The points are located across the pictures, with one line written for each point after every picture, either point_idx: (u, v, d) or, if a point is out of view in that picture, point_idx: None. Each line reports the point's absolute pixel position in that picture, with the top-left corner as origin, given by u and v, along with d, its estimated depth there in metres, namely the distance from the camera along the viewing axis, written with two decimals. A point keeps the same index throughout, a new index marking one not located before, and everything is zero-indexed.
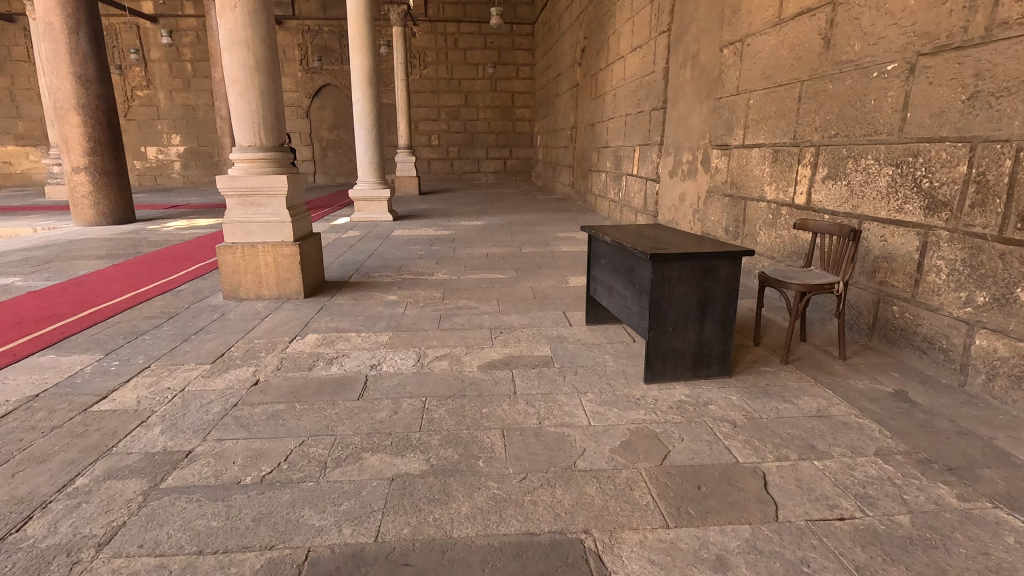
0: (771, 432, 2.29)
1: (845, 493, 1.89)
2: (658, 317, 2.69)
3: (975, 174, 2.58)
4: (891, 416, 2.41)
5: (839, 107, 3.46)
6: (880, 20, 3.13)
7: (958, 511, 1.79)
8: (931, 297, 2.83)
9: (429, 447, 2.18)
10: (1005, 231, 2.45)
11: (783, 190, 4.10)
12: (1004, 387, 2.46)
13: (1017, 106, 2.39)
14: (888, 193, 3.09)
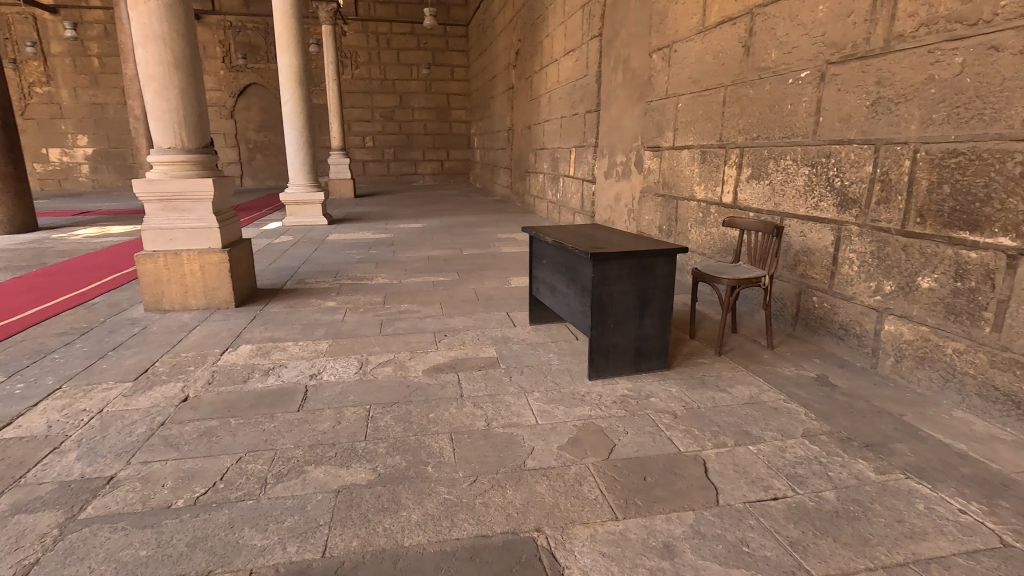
0: (709, 421, 2.40)
1: (778, 475, 2.00)
2: (600, 315, 2.76)
3: (880, 173, 2.81)
4: (816, 400, 2.58)
5: (760, 111, 3.68)
6: (794, 30, 3.35)
7: (877, 483, 1.94)
8: (845, 288, 3.05)
9: (376, 456, 2.13)
10: (907, 225, 2.68)
11: (711, 190, 4.31)
12: (909, 368, 2.69)
13: (913, 111, 2.62)
14: (806, 192, 3.31)
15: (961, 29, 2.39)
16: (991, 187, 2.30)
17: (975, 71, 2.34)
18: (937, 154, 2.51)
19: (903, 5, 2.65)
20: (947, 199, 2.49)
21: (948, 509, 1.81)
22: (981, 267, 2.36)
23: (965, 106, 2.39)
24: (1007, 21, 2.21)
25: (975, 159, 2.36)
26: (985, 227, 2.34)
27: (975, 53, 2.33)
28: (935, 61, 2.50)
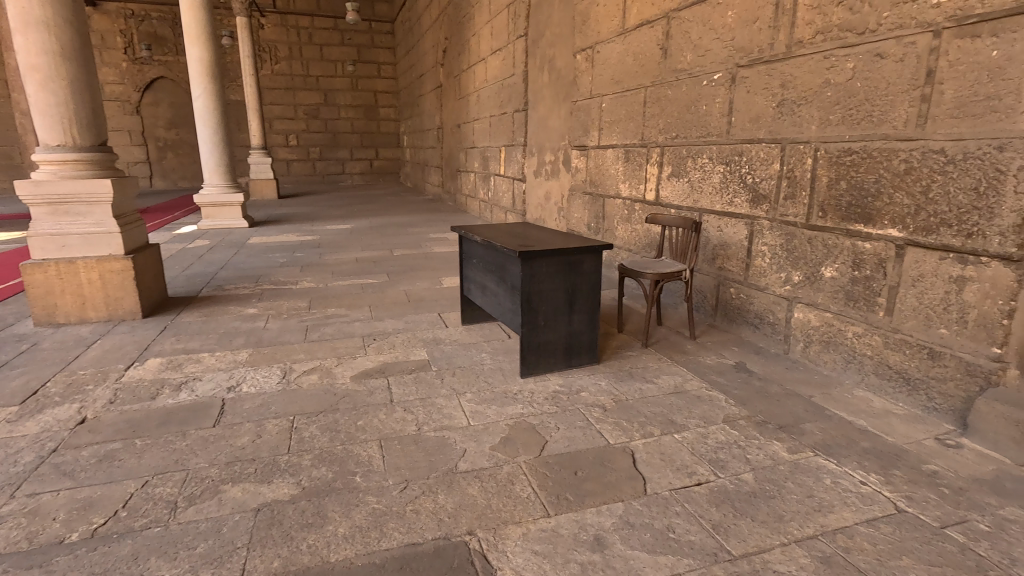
0: (636, 412, 2.47)
1: (701, 460, 2.09)
2: (530, 312, 2.77)
3: (786, 170, 2.99)
4: (734, 386, 2.72)
5: (677, 111, 3.83)
6: (706, 35, 3.51)
7: (789, 462, 2.07)
8: (759, 279, 3.23)
9: (300, 469, 2.03)
10: (811, 219, 2.87)
11: (635, 188, 4.44)
12: (816, 351, 2.89)
13: (813, 113, 2.81)
14: (721, 188, 3.48)
15: (851, 37, 2.58)
16: (880, 183, 2.51)
17: (864, 76, 2.54)
18: (835, 152, 2.71)
19: (801, 13, 2.84)
20: (844, 194, 2.69)
21: (852, 482, 1.95)
22: (874, 257, 2.56)
23: (857, 108, 2.58)
24: (889, 31, 2.41)
25: (866, 157, 2.56)
26: (877, 219, 2.54)
27: (864, 59, 2.53)
28: (830, 66, 2.69)
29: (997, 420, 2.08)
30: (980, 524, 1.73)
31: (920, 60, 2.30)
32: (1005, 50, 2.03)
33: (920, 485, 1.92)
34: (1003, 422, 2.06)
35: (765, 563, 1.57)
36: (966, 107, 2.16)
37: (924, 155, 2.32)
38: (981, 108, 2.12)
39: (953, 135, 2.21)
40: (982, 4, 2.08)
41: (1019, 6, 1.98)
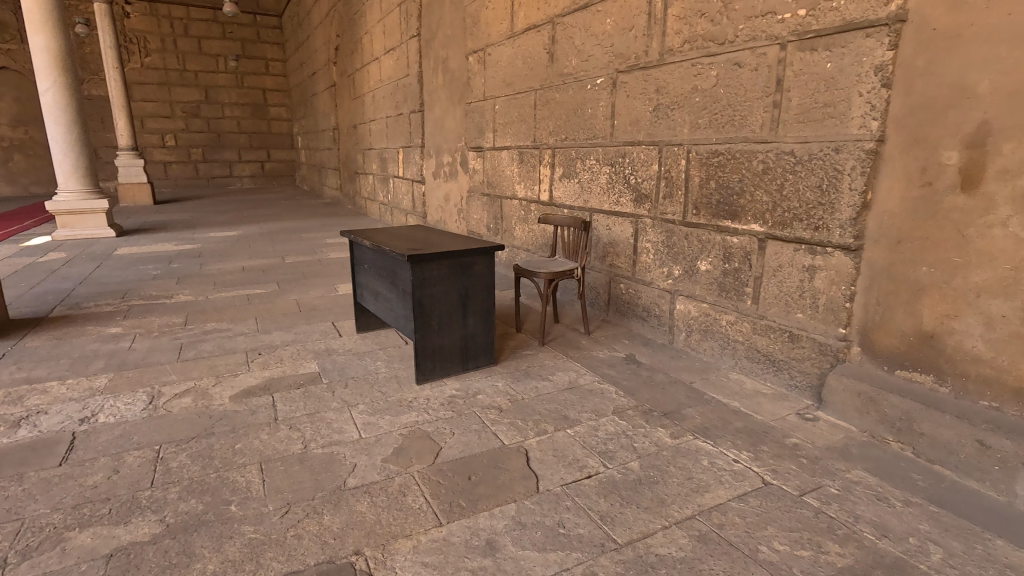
0: (531, 410, 2.50)
1: (591, 453, 2.15)
2: (423, 317, 2.71)
3: (664, 171, 3.17)
4: (624, 378, 2.83)
5: (565, 114, 3.94)
6: (588, 40, 3.63)
7: (672, 447, 2.18)
8: (644, 274, 3.40)
9: (165, 504, 1.83)
10: (687, 216, 3.06)
11: (530, 189, 4.51)
12: (697, 340, 3.09)
13: (684, 117, 2.99)
14: (608, 189, 3.62)
15: (714, 47, 2.78)
16: (743, 182, 2.72)
17: (726, 83, 2.74)
18: (704, 154, 2.90)
19: (670, 23, 3.02)
20: (713, 193, 2.89)
21: (726, 460, 2.10)
22: (741, 250, 2.78)
23: (721, 113, 2.79)
24: (745, 42, 2.63)
25: (730, 159, 2.77)
26: (742, 215, 2.75)
27: (725, 68, 2.74)
28: (697, 73, 2.89)
29: (843, 392, 2.33)
30: (831, 488, 1.93)
31: (771, 69, 2.53)
32: (837, 63, 2.28)
33: (783, 458, 2.11)
34: (849, 394, 2.31)
35: (647, 548, 1.64)
36: (809, 113, 2.40)
37: (777, 156, 2.54)
38: (820, 114, 2.36)
39: (799, 138, 2.44)
40: (817, 21, 2.32)
41: (845, 24, 2.23)
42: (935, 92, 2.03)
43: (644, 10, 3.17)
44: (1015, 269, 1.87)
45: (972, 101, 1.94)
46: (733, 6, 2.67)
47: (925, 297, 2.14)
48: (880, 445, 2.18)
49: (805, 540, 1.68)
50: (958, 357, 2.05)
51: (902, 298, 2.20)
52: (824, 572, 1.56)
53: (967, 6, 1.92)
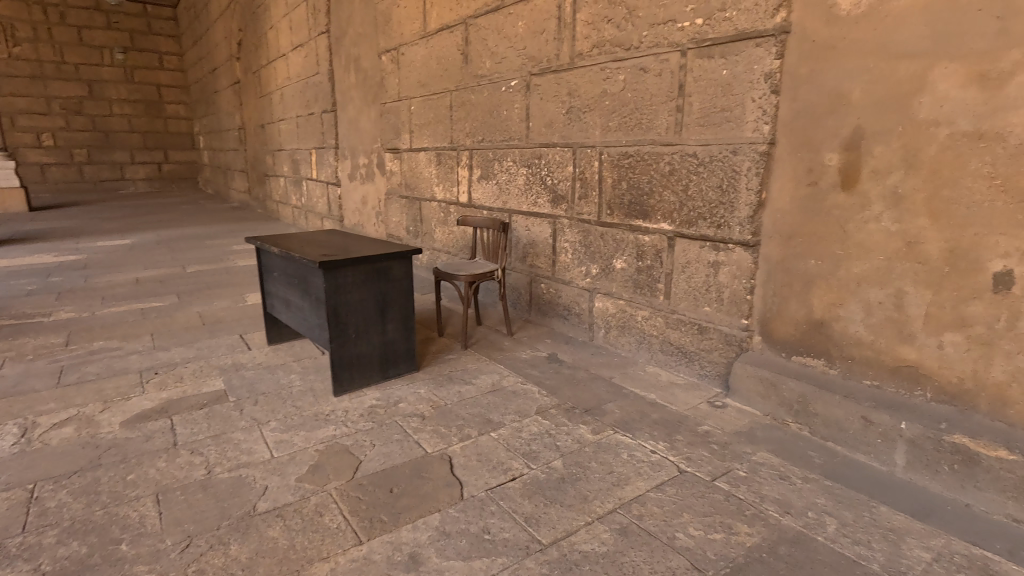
0: (455, 416, 2.46)
1: (515, 455, 2.15)
2: (338, 326, 2.60)
3: (578, 172, 3.24)
4: (547, 377, 2.86)
5: (481, 115, 3.93)
6: (501, 42, 3.64)
7: (593, 443, 2.23)
8: (563, 273, 3.46)
9: (39, 551, 1.62)
10: (601, 216, 3.14)
11: (449, 191, 4.46)
12: (615, 336, 3.18)
13: (596, 119, 3.07)
14: (526, 190, 3.65)
15: (620, 52, 2.88)
16: (652, 183, 2.83)
17: (633, 87, 2.84)
18: (615, 156, 2.99)
19: (579, 28, 3.09)
20: (625, 193, 2.98)
21: (644, 452, 2.17)
22: (653, 248, 2.89)
23: (629, 116, 2.89)
24: (649, 48, 2.73)
25: (639, 160, 2.87)
26: (652, 215, 2.86)
27: (631, 72, 2.83)
28: (606, 77, 2.97)
29: (748, 379, 2.48)
30: (740, 471, 2.04)
31: (673, 75, 2.65)
32: (731, 70, 2.42)
33: (696, 445, 2.21)
34: (752, 380, 2.46)
35: (571, 546, 1.66)
36: (708, 117, 2.54)
37: (682, 158, 2.67)
38: (719, 118, 2.50)
39: (701, 141, 2.58)
40: (713, 30, 2.46)
41: (738, 33, 2.37)
42: (817, 99, 2.20)
43: (554, 14, 3.22)
44: (887, 260, 2.07)
45: (847, 107, 2.12)
46: (637, 14, 2.77)
47: (814, 288, 2.32)
48: (781, 427, 2.34)
49: (717, 524, 1.76)
50: (844, 341, 2.24)
51: (795, 289, 2.38)
52: (735, 552, 1.64)
53: (840, 21, 2.10)
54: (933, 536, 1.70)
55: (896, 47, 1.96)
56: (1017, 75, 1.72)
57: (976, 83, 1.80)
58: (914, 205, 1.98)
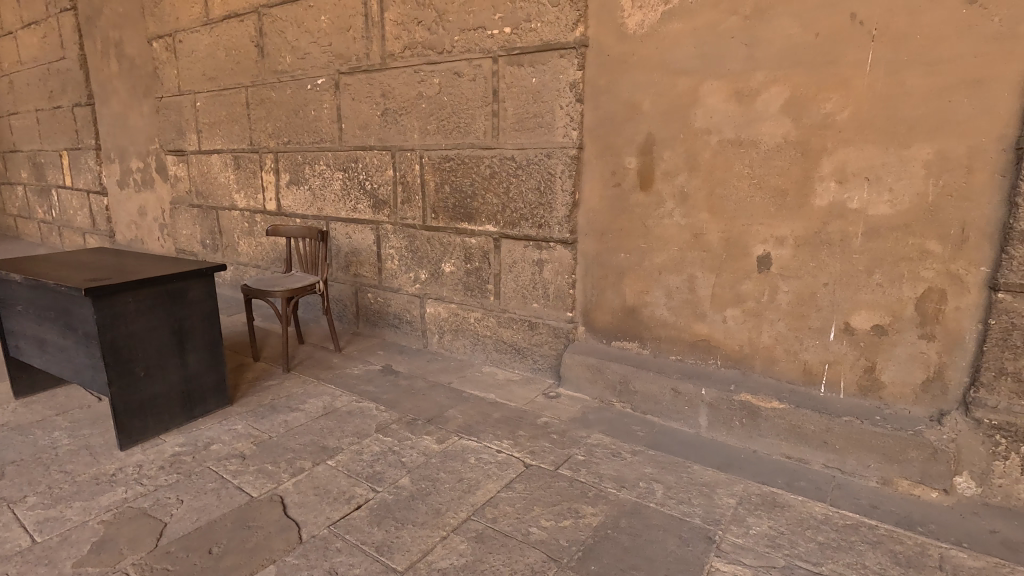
0: (282, 449, 2.20)
1: (358, 480, 1.99)
2: (119, 364, 2.13)
3: (399, 176, 3.14)
4: (383, 391, 2.72)
5: (285, 115, 3.59)
6: (302, 37, 3.36)
7: (440, 453, 2.17)
8: (391, 281, 3.33)
9: None
10: (426, 220, 3.09)
11: (252, 198, 4.00)
12: (449, 340, 3.16)
13: (413, 122, 3.01)
14: (343, 196, 3.43)
15: (433, 55, 2.85)
16: (474, 185, 2.86)
17: (448, 91, 2.84)
18: (436, 159, 2.96)
19: (389, 27, 2.99)
20: (449, 197, 2.97)
21: (490, 453, 2.17)
22: (480, 250, 2.93)
23: (447, 119, 2.88)
24: (461, 53, 2.76)
25: (460, 163, 2.88)
26: (477, 217, 2.89)
27: (446, 76, 2.83)
28: (421, 80, 2.93)
29: (576, 368, 2.65)
30: (579, 455, 2.16)
31: (486, 80, 2.71)
32: (540, 78, 2.56)
33: (537, 438, 2.28)
34: (581, 368, 2.64)
35: (429, 566, 1.58)
36: (523, 122, 2.65)
37: (501, 161, 2.74)
38: (532, 123, 2.62)
39: (517, 145, 2.67)
40: (521, 39, 2.57)
41: (543, 44, 2.51)
42: (615, 108, 2.44)
43: (360, 11, 3.07)
44: (681, 250, 2.38)
45: (640, 116, 2.38)
46: (447, 18, 2.77)
47: (625, 278, 2.56)
48: (608, 408, 2.55)
49: (566, 510, 1.84)
50: (653, 324, 2.52)
51: (610, 280, 2.61)
52: (584, 534, 1.73)
53: (629, 39, 2.35)
54: (735, 483, 2.00)
55: (674, 64, 2.26)
56: (762, 94, 2.10)
57: (735, 99, 2.15)
58: (698, 202, 2.30)
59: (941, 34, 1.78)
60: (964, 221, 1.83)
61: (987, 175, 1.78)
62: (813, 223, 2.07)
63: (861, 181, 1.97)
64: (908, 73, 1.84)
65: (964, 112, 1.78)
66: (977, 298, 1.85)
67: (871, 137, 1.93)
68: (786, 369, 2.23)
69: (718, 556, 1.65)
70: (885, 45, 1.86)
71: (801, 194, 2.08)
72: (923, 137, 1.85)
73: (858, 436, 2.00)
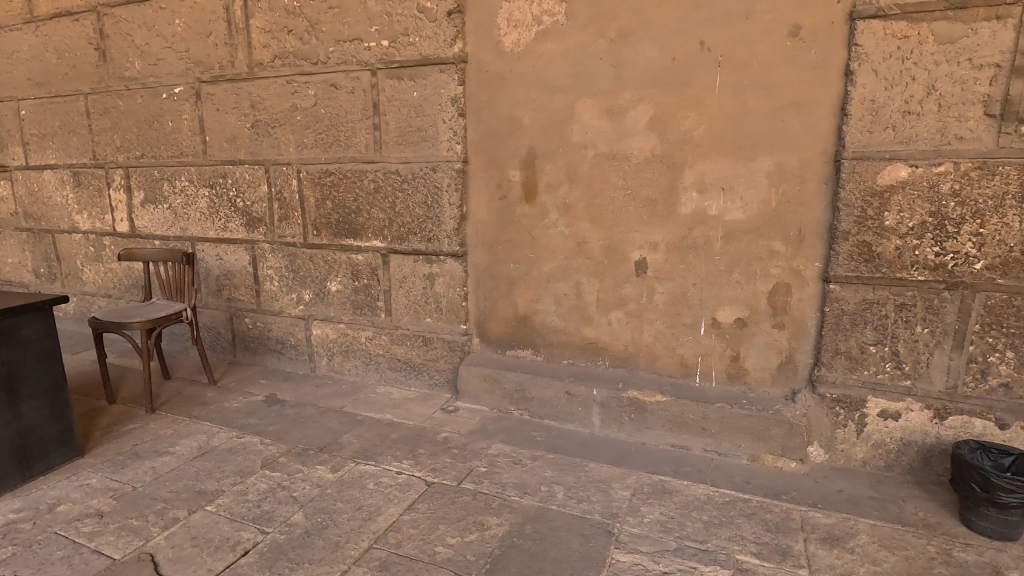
0: (150, 500, 1.95)
1: (243, 524, 1.82)
2: None
3: (275, 192, 2.95)
4: (268, 423, 2.52)
5: (135, 126, 3.22)
6: (153, 41, 3.05)
7: (335, 482, 2.06)
8: (271, 303, 3.11)
9: None
10: (308, 237, 2.93)
11: (98, 219, 3.53)
12: (339, 362, 3.01)
13: (288, 135, 2.85)
14: (211, 214, 3.15)
15: (307, 66, 2.73)
16: (358, 200, 2.77)
17: (325, 103, 2.73)
18: (315, 174, 2.83)
19: (255, 35, 2.81)
20: (331, 213, 2.84)
21: (389, 476, 2.10)
22: (368, 266, 2.84)
23: (325, 132, 2.77)
24: (337, 65, 2.67)
25: (342, 178, 2.78)
26: (362, 233, 2.80)
27: (322, 88, 2.72)
28: (294, 91, 2.79)
29: (473, 380, 2.66)
30: (480, 467, 2.16)
31: (365, 93, 2.65)
32: (421, 92, 2.55)
33: (438, 455, 2.25)
34: (477, 379, 2.65)
35: None
36: (405, 136, 2.62)
37: (385, 175, 2.68)
38: (415, 137, 2.60)
39: (402, 158, 2.64)
40: (399, 53, 2.55)
41: (423, 58, 2.51)
42: (497, 123, 2.50)
43: (221, 16, 2.86)
44: (566, 258, 2.49)
45: (521, 130, 2.46)
46: (320, 27, 2.67)
47: (516, 288, 2.62)
48: (507, 416, 2.58)
49: (470, 525, 1.83)
50: (544, 331, 2.60)
51: (501, 291, 2.65)
52: (491, 546, 1.73)
53: (507, 56, 2.43)
54: (628, 476, 2.11)
55: (550, 82, 2.37)
56: (630, 111, 2.27)
57: (607, 115, 2.30)
58: (579, 212, 2.42)
59: (773, 61, 2.05)
60: (800, 224, 2.11)
61: (815, 184, 2.07)
62: (681, 229, 2.27)
63: (718, 191, 2.19)
64: (749, 95, 2.10)
65: (794, 129, 2.06)
66: (815, 289, 2.14)
67: (723, 151, 2.16)
68: (666, 364, 2.41)
69: (618, 547, 1.73)
70: (729, 70, 2.11)
71: (669, 203, 2.28)
72: (764, 152, 2.11)
73: (730, 419, 2.22)
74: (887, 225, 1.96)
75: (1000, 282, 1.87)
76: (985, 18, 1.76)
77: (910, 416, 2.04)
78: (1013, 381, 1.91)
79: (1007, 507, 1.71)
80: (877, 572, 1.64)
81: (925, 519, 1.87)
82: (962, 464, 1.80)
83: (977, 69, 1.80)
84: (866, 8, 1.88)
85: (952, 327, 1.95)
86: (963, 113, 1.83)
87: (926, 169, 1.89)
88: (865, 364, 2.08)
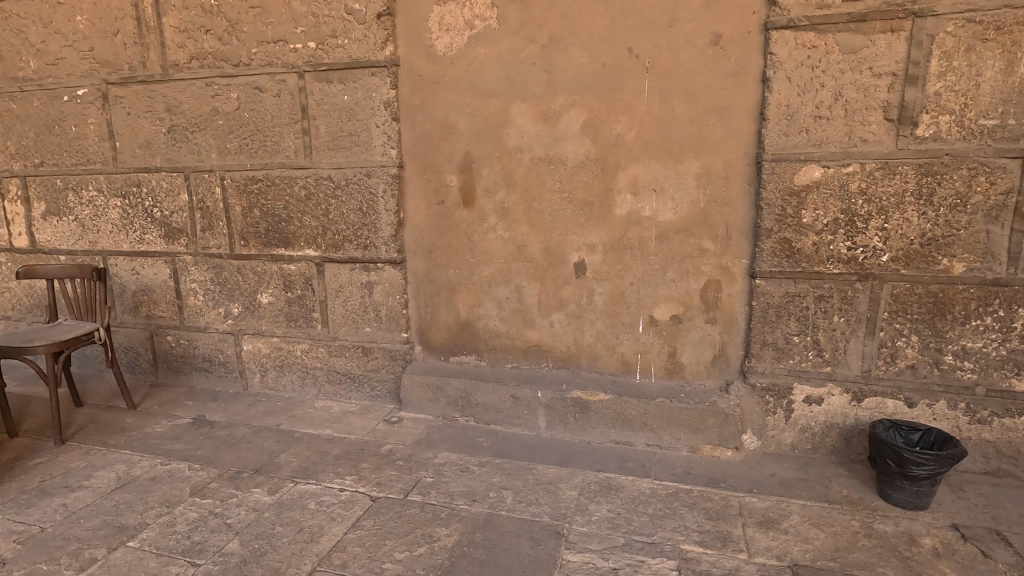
0: (62, 541, 1.78)
1: (172, 558, 1.70)
2: None
3: (196, 201, 2.78)
4: (196, 447, 2.36)
5: (34, 131, 2.94)
6: (51, 39, 2.80)
7: (273, 505, 1.96)
8: (196, 319, 2.93)
9: None
10: (235, 248, 2.78)
11: None
12: (273, 378, 2.87)
13: (209, 140, 2.69)
14: (124, 225, 2.92)
15: (228, 68, 2.60)
16: (289, 208, 2.65)
17: (250, 107, 2.60)
18: (241, 181, 2.69)
19: (169, 34, 2.64)
20: (259, 222, 2.71)
21: (332, 494, 2.02)
22: (301, 277, 2.72)
23: (250, 138, 2.64)
24: (260, 67, 2.55)
25: (269, 185, 2.65)
26: (294, 242, 2.68)
27: (245, 91, 2.59)
28: (214, 94, 2.64)
29: (416, 389, 2.60)
30: (427, 477, 2.12)
31: (293, 96, 2.54)
32: (353, 96, 2.48)
33: (383, 468, 2.18)
34: (421, 388, 2.60)
35: None
36: (337, 141, 2.54)
37: (317, 181, 2.59)
38: (347, 141, 2.53)
39: (334, 164, 2.55)
40: (327, 55, 2.47)
41: (353, 61, 2.44)
42: (431, 128, 2.46)
43: (129, 13, 2.67)
44: (506, 262, 2.49)
45: (457, 135, 2.44)
46: (240, 28, 2.54)
47: (457, 293, 2.59)
48: (453, 424, 2.55)
49: (419, 537, 1.79)
50: (487, 335, 2.58)
51: (442, 297, 2.61)
52: (440, 558, 1.70)
53: (439, 60, 2.40)
54: (574, 475, 2.14)
55: (484, 86, 2.37)
56: (563, 115, 2.30)
57: (542, 119, 2.33)
58: (517, 215, 2.43)
59: (696, 68, 2.14)
60: (727, 223, 2.21)
61: (739, 185, 2.18)
62: (616, 230, 2.33)
63: (650, 193, 2.27)
64: (675, 100, 2.18)
65: (718, 133, 2.16)
66: (743, 284, 2.25)
67: (653, 154, 2.24)
68: (607, 363, 2.45)
69: (568, 548, 1.74)
70: (656, 76, 2.18)
71: (604, 206, 2.32)
72: (691, 154, 2.20)
73: (670, 413, 2.29)
74: (805, 222, 2.09)
75: (903, 272, 2.03)
76: (882, 30, 1.91)
77: (831, 400, 2.18)
78: (919, 362, 2.08)
79: (918, 479, 1.87)
80: (809, 549, 1.74)
81: (848, 495, 2.00)
82: (878, 443, 1.94)
83: (877, 77, 1.95)
84: (778, 19, 2.00)
85: (865, 315, 2.10)
86: (866, 118, 1.98)
87: (836, 170, 2.03)
88: (790, 354, 2.20)
